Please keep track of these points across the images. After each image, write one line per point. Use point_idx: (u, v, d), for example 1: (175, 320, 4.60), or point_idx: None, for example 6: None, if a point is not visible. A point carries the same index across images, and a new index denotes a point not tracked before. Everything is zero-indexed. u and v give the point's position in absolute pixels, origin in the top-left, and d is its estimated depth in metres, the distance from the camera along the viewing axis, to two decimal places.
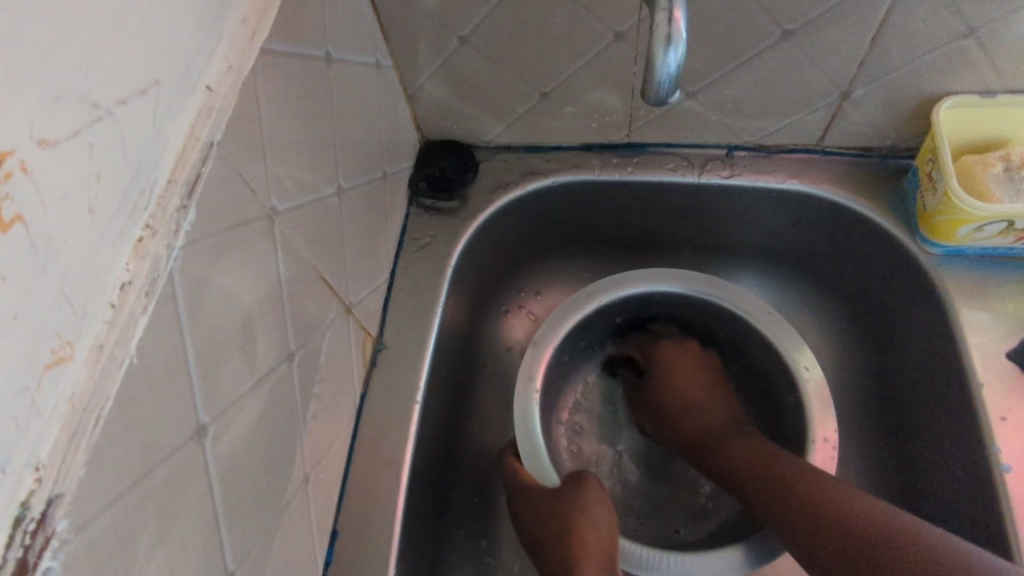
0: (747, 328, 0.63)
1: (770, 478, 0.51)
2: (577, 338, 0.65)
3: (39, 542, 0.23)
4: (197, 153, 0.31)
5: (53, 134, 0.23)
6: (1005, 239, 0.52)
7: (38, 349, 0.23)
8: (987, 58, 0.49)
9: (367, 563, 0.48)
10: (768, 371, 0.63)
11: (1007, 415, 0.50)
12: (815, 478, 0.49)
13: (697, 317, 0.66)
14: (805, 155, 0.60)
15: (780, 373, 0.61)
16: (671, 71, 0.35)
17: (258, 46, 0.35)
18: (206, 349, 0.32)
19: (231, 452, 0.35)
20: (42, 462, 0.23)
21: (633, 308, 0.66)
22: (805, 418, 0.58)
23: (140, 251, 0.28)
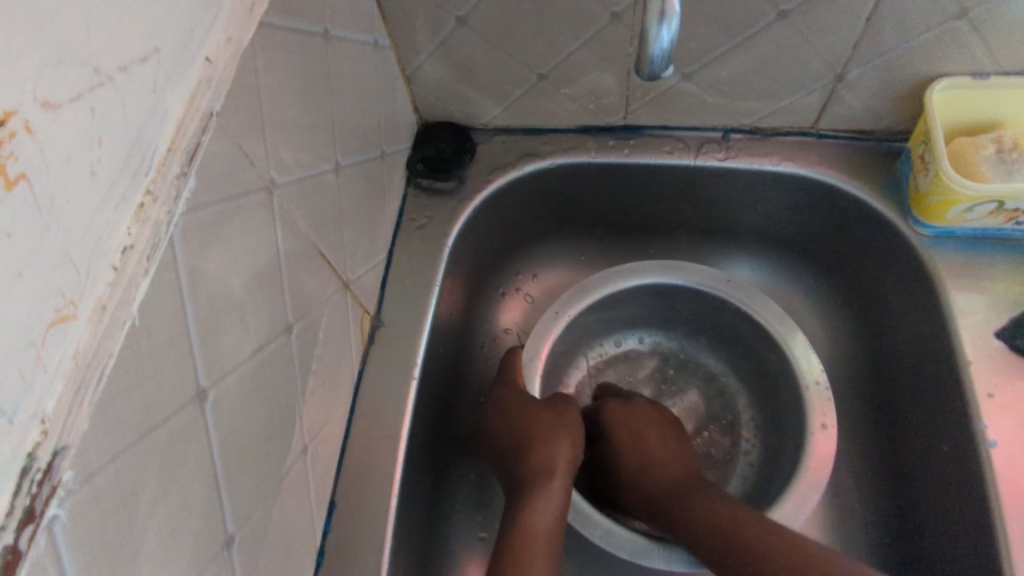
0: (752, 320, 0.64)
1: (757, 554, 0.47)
2: (589, 322, 0.67)
3: (46, 491, 0.24)
4: (197, 123, 0.31)
5: (55, 97, 0.24)
6: (996, 220, 0.52)
7: (43, 305, 0.24)
8: (979, 40, 0.49)
9: (364, 535, 0.49)
10: (774, 366, 0.63)
11: (995, 393, 0.51)
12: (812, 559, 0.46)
13: (706, 314, 0.67)
14: (800, 138, 0.61)
15: (784, 367, 0.62)
16: (664, 46, 0.35)
17: (256, 20, 0.36)
18: (206, 315, 0.33)
19: (231, 417, 0.35)
20: (47, 415, 0.24)
21: (641, 301, 0.67)
22: (811, 410, 0.59)
23: (141, 216, 0.28)
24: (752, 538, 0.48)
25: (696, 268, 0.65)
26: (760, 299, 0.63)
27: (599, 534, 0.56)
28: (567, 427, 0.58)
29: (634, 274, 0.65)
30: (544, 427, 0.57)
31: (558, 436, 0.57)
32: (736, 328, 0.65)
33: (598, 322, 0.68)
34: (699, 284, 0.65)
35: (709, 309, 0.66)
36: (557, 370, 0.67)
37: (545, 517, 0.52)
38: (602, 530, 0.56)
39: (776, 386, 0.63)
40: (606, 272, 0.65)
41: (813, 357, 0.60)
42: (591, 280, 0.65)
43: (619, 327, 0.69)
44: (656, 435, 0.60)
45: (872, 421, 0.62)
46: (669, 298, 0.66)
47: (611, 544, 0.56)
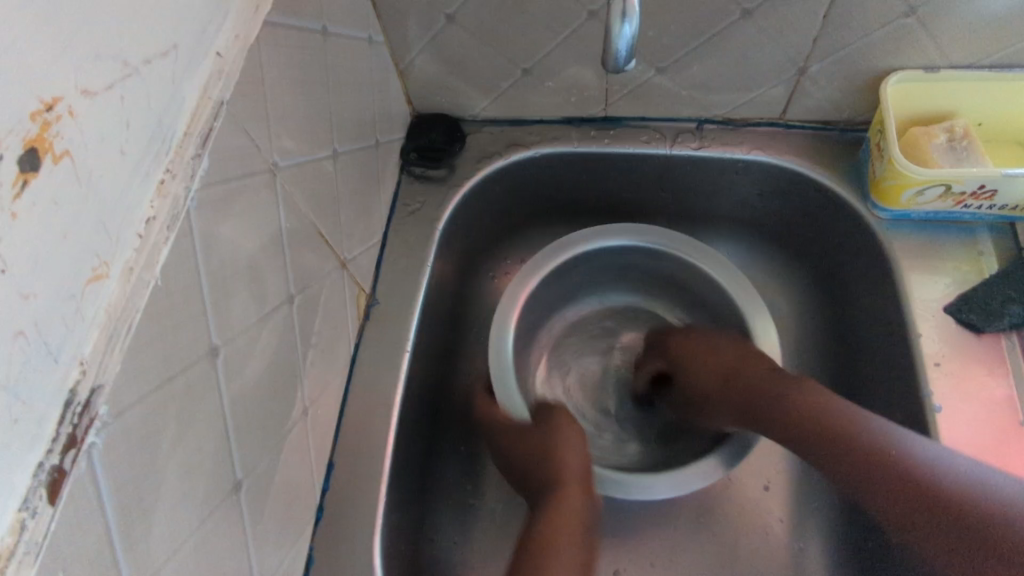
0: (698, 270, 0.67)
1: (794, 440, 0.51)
2: (551, 290, 0.70)
3: (86, 421, 0.28)
4: (210, 110, 0.36)
5: (92, 85, 0.28)
6: (945, 203, 0.56)
7: (81, 263, 0.28)
8: (928, 36, 0.53)
9: (361, 493, 0.53)
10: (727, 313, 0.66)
11: (942, 361, 0.55)
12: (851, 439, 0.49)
13: (658, 269, 0.70)
14: (769, 129, 0.65)
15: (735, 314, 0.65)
16: (627, 41, 0.39)
17: (262, 19, 0.40)
18: (217, 281, 0.37)
19: (239, 374, 0.39)
20: (84, 357, 0.28)
21: (598, 262, 0.70)
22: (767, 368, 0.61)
23: (162, 191, 0.33)
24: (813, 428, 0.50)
25: (648, 228, 0.68)
26: (704, 250, 0.67)
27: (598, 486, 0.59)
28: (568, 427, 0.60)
29: (591, 238, 0.68)
30: (546, 434, 0.59)
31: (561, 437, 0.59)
32: (692, 284, 0.68)
33: (560, 291, 0.71)
34: (653, 242, 0.68)
35: (665, 268, 0.69)
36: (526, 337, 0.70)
37: (573, 506, 0.54)
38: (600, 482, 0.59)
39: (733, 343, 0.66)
40: (553, 244, 0.67)
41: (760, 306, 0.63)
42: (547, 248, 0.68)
43: (579, 290, 0.72)
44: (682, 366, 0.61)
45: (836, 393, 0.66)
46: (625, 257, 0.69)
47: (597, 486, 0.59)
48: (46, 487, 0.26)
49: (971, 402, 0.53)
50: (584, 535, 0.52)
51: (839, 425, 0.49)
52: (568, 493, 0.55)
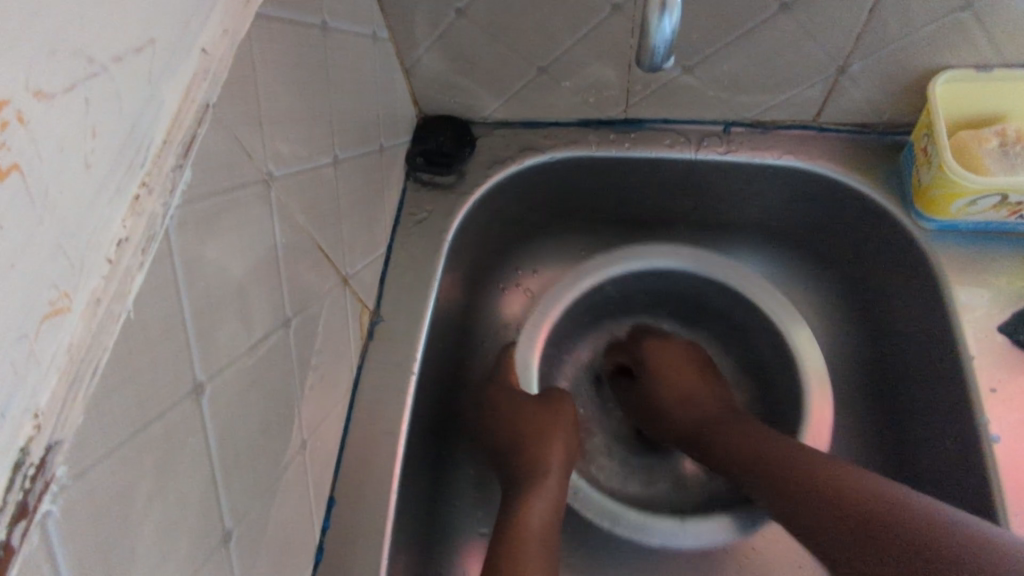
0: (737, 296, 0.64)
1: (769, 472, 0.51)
2: (580, 315, 0.67)
3: (39, 487, 0.23)
4: (193, 114, 0.31)
5: (48, 86, 0.23)
6: (998, 213, 0.52)
7: (35, 298, 0.23)
8: (983, 31, 0.49)
9: (363, 530, 0.49)
10: (766, 341, 0.64)
11: (997, 386, 0.50)
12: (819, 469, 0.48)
13: (687, 297, 0.67)
14: (802, 132, 0.60)
15: (779, 344, 0.63)
16: (667, 37, 0.35)
17: (253, 11, 0.35)
18: (203, 307, 0.33)
19: (228, 411, 0.35)
20: (40, 410, 0.24)
21: (628, 289, 0.67)
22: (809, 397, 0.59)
23: (137, 208, 0.28)
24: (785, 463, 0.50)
25: (688, 249, 0.65)
26: (740, 271, 0.64)
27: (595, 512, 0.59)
28: (563, 425, 0.58)
29: (622, 263, 0.65)
30: (540, 424, 0.58)
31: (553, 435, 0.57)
32: (729, 311, 0.66)
33: (585, 318, 0.68)
34: (687, 267, 0.65)
35: (697, 291, 0.66)
36: (546, 367, 0.66)
37: (539, 516, 0.52)
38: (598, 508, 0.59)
39: (770, 373, 0.64)
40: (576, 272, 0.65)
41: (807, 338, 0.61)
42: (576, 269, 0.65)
43: (604, 320, 0.69)
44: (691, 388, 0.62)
45: (874, 415, 0.62)
46: (655, 282, 0.67)
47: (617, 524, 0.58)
48: None
49: None
50: (545, 543, 0.50)
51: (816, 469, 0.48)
52: (540, 497, 0.53)
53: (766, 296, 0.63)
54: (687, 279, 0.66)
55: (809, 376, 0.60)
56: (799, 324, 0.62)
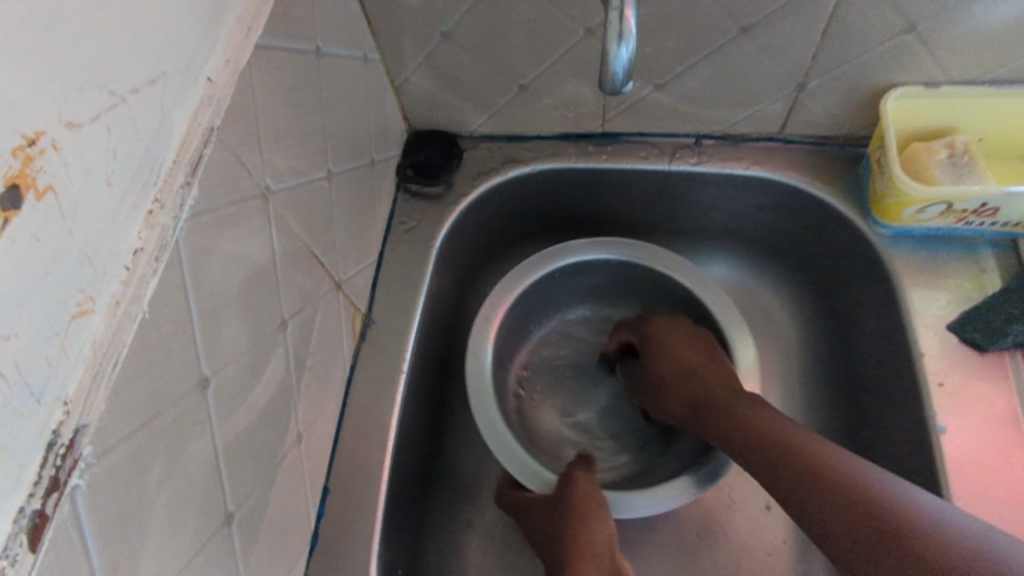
0: (667, 279, 0.66)
1: (776, 460, 0.47)
2: (527, 306, 0.69)
3: (69, 464, 0.27)
4: (199, 137, 0.35)
5: (77, 118, 0.27)
6: (947, 220, 0.56)
7: (65, 300, 0.27)
8: (928, 52, 0.53)
9: (355, 519, 0.52)
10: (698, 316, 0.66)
11: (945, 381, 0.54)
12: (812, 461, 0.45)
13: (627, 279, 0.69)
14: (768, 144, 0.64)
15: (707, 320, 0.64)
16: (624, 64, 0.39)
17: (253, 42, 0.39)
18: (207, 310, 0.36)
19: (230, 404, 0.39)
20: (70, 397, 0.27)
21: (572, 276, 0.69)
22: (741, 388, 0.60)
23: (151, 221, 0.32)
24: (770, 457, 0.47)
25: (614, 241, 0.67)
26: (666, 256, 0.66)
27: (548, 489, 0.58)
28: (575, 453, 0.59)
29: (554, 258, 0.66)
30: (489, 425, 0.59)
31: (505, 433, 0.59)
32: (663, 290, 0.68)
33: (538, 303, 0.70)
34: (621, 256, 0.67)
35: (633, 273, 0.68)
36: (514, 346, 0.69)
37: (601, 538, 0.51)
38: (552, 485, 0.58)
39: None
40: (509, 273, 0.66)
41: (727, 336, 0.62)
42: (506, 275, 0.66)
43: (552, 307, 0.72)
44: (686, 348, 0.59)
45: (840, 411, 0.65)
46: (594, 269, 0.68)
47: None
48: (27, 533, 0.25)
49: (972, 422, 0.53)
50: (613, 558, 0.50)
51: (826, 468, 0.44)
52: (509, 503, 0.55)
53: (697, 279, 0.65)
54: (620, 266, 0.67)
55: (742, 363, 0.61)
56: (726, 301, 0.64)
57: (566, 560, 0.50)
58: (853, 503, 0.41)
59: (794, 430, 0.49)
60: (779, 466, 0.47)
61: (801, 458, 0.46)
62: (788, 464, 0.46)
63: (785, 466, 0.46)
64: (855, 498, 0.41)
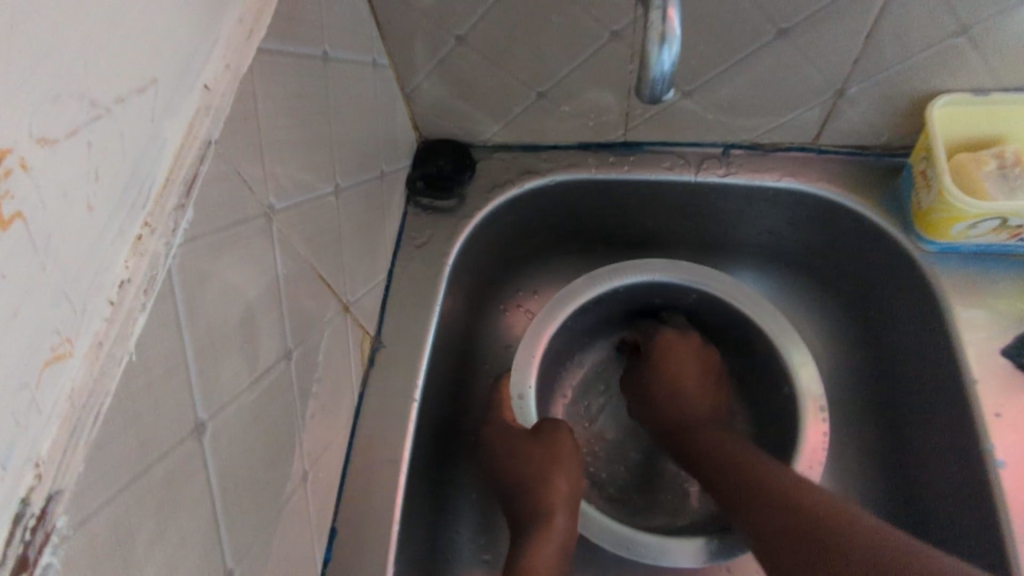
0: (725, 304, 0.64)
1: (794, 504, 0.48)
2: (567, 334, 0.65)
3: (40, 537, 0.23)
4: (195, 151, 0.31)
5: (52, 132, 0.23)
6: (999, 236, 0.52)
7: (38, 346, 0.23)
8: (980, 56, 0.49)
9: (364, 562, 0.48)
10: (754, 342, 0.64)
11: (1002, 412, 0.51)
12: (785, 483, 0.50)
13: (673, 305, 0.67)
14: (801, 154, 0.60)
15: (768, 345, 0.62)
16: (666, 70, 0.35)
17: (255, 45, 0.35)
18: (205, 346, 0.32)
19: (230, 448, 0.35)
20: (41, 458, 0.23)
21: (615, 303, 0.66)
22: (804, 427, 0.58)
23: (139, 249, 0.28)
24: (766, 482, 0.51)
25: (668, 262, 0.64)
26: (720, 279, 0.64)
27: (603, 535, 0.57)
28: (563, 451, 0.58)
29: (607, 282, 0.64)
30: (540, 462, 0.57)
31: (555, 470, 0.57)
32: (714, 316, 0.66)
33: (569, 340, 0.67)
34: (672, 281, 0.64)
35: (682, 299, 0.66)
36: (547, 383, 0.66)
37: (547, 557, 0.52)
38: (607, 531, 0.57)
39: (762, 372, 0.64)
40: (547, 308, 0.63)
41: (800, 355, 0.60)
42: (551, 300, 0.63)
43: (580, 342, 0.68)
44: (694, 373, 0.63)
45: (879, 438, 0.61)
46: (642, 295, 0.66)
47: (644, 557, 0.56)
48: None
49: None
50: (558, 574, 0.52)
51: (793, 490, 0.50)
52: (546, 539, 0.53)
53: (755, 305, 0.63)
54: (669, 291, 0.65)
55: (805, 395, 0.59)
56: (786, 327, 0.62)
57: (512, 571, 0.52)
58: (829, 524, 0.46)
59: (779, 468, 0.52)
60: (761, 506, 0.50)
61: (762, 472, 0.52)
62: (778, 496, 0.50)
63: (738, 471, 0.53)
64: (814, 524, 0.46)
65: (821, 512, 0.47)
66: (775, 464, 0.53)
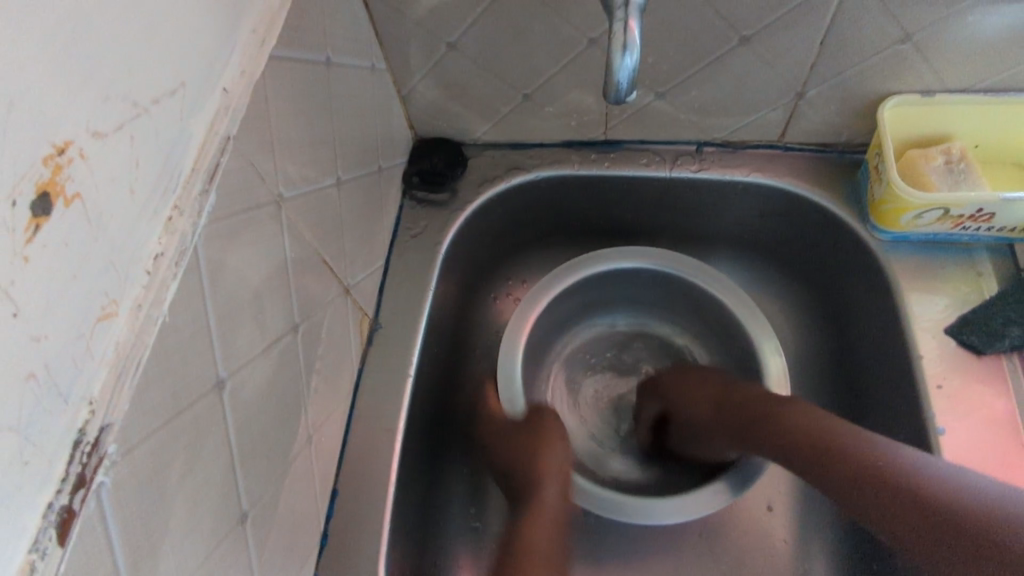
0: (699, 290, 0.69)
1: (854, 470, 0.49)
2: (559, 310, 0.71)
3: (95, 460, 0.28)
4: (216, 145, 0.36)
5: (102, 127, 0.28)
6: (943, 225, 0.57)
7: (92, 303, 0.28)
8: (924, 61, 0.54)
9: (363, 521, 0.53)
10: (728, 324, 0.68)
11: (944, 384, 0.56)
12: (848, 442, 0.50)
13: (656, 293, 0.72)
14: (768, 151, 0.65)
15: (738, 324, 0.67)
16: (629, 73, 0.40)
17: (267, 53, 0.40)
18: (224, 315, 0.37)
19: (245, 406, 0.40)
20: (94, 397, 0.28)
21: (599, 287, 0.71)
22: None
23: (170, 227, 0.33)
24: (839, 447, 0.50)
25: (649, 250, 0.69)
26: (693, 265, 0.68)
27: (589, 502, 0.61)
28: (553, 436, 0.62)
29: (592, 264, 0.69)
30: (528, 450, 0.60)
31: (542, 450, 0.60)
32: (693, 301, 0.70)
33: (555, 321, 0.71)
34: (651, 266, 0.69)
35: (664, 286, 0.70)
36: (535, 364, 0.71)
37: (543, 536, 0.55)
38: (591, 498, 0.61)
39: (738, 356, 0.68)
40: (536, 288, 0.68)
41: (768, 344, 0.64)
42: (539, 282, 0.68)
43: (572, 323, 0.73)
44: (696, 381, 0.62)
45: (840, 414, 0.66)
46: (626, 281, 0.71)
47: (617, 511, 0.60)
48: (55, 529, 0.26)
49: (972, 423, 0.54)
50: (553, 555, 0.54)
51: (848, 450, 0.50)
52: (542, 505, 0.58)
53: (723, 286, 0.67)
54: (651, 277, 0.70)
55: (776, 386, 0.62)
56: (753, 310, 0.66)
57: (511, 549, 0.55)
58: (907, 489, 0.45)
59: (828, 427, 0.52)
60: (835, 476, 0.49)
61: (830, 437, 0.51)
62: (852, 464, 0.49)
63: (807, 438, 0.52)
64: (894, 489, 0.46)
65: (882, 471, 0.47)
66: (836, 421, 0.52)
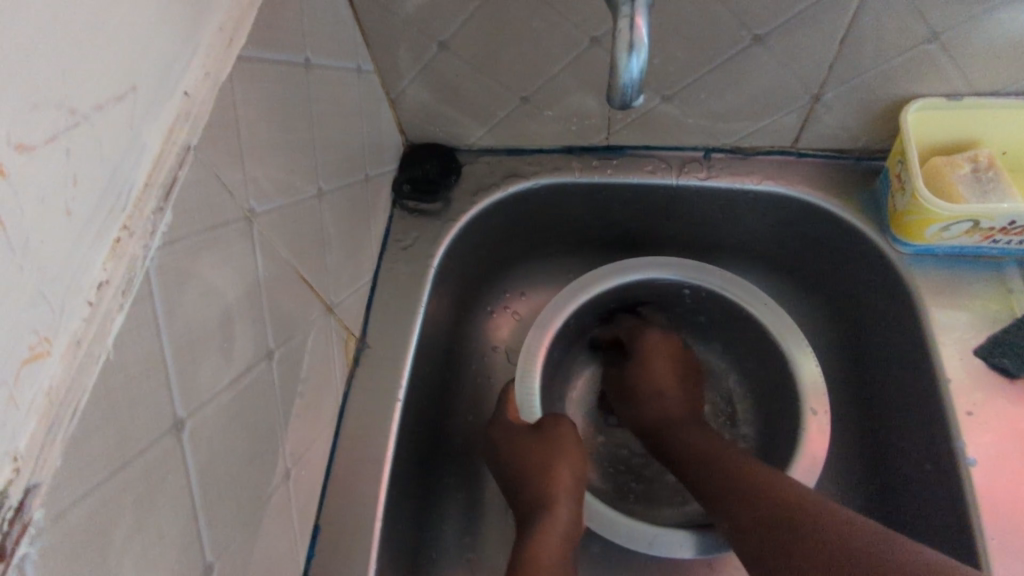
0: (717, 297, 0.65)
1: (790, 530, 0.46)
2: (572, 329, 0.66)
3: (16, 530, 0.24)
4: (174, 156, 0.32)
5: (29, 139, 0.24)
6: (971, 238, 0.53)
7: (18, 343, 0.24)
8: (951, 62, 0.50)
9: (346, 559, 0.49)
10: (750, 334, 0.64)
11: (974, 410, 0.51)
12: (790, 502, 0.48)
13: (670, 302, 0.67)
14: (781, 158, 0.61)
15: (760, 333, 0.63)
16: (635, 76, 0.36)
17: (235, 53, 0.36)
18: (183, 346, 0.33)
19: (209, 446, 0.36)
20: (20, 453, 0.24)
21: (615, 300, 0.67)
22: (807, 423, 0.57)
23: (118, 250, 0.29)
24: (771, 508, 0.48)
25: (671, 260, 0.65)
26: (710, 271, 0.64)
27: (622, 535, 0.56)
28: (566, 449, 0.58)
29: (610, 276, 0.64)
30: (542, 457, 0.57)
31: (557, 463, 0.57)
32: (715, 312, 0.66)
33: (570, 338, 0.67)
34: (671, 276, 0.65)
35: (681, 296, 0.67)
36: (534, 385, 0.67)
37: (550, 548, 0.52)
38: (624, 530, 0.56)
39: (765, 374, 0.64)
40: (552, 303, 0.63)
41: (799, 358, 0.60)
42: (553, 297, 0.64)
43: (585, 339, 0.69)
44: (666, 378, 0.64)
45: (857, 437, 0.62)
46: (641, 292, 0.66)
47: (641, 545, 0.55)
48: None
49: (1004, 451, 0.50)
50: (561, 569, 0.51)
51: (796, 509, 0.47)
52: (552, 531, 0.54)
53: (743, 293, 0.63)
54: (669, 288, 0.66)
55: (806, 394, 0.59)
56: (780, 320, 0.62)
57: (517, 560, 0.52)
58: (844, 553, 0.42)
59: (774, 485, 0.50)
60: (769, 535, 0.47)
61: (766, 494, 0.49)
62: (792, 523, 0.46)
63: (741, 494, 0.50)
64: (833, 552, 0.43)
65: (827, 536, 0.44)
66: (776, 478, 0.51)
